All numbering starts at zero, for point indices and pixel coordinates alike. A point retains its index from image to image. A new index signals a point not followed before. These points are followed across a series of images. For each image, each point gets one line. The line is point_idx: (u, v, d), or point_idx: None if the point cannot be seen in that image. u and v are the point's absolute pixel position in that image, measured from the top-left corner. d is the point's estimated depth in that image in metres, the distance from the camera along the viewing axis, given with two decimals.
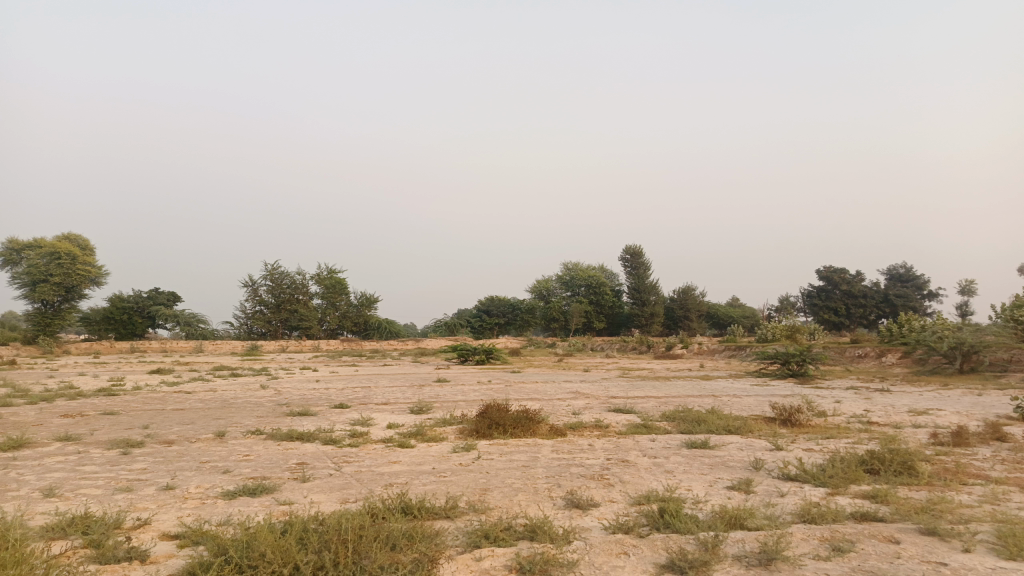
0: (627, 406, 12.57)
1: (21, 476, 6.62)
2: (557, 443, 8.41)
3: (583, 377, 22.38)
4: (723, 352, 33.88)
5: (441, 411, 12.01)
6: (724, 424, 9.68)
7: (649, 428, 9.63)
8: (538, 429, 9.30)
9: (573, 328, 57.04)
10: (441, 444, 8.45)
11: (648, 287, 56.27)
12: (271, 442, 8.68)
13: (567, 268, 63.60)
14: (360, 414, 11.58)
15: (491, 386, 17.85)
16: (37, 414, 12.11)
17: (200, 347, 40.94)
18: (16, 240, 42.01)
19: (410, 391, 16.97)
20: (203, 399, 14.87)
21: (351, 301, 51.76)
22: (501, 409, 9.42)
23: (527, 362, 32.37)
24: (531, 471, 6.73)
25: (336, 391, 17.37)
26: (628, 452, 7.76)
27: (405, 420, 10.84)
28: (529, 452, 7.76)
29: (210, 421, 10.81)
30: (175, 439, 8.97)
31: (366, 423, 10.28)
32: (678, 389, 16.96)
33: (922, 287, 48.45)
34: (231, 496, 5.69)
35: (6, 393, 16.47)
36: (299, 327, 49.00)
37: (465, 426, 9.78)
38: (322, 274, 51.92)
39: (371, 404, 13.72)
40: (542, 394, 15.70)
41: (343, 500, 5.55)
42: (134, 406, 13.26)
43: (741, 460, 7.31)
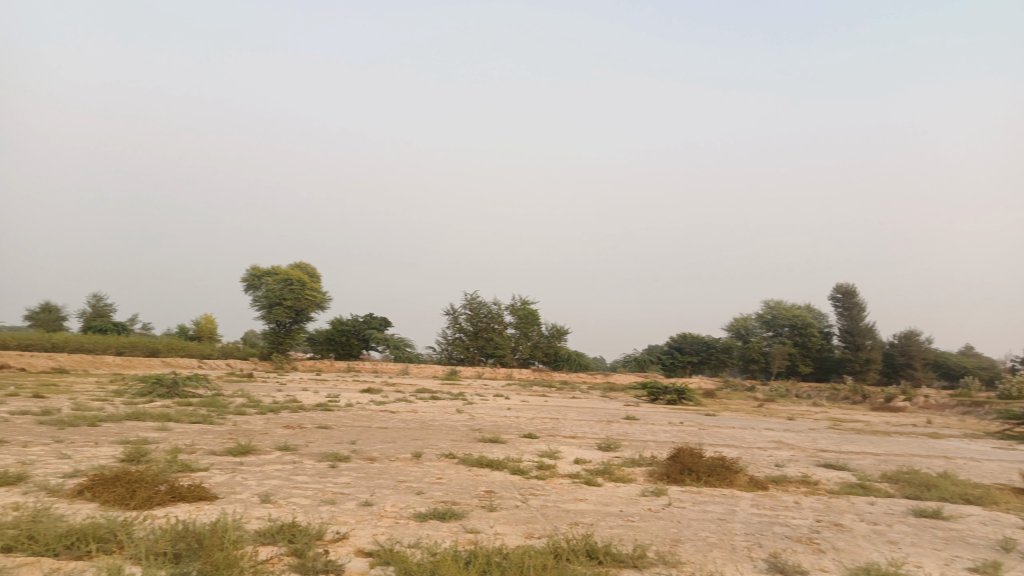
0: (838, 461, 11.36)
1: (246, 481, 7.33)
2: (757, 496, 7.74)
3: (786, 425, 20.73)
4: (955, 407, 29.94)
5: (631, 450, 11.65)
6: (960, 492, 8.35)
7: (867, 489, 8.57)
8: (735, 478, 8.64)
9: (775, 371, 53.31)
10: (630, 485, 8.12)
11: (863, 330, 51.97)
12: (462, 467, 8.90)
13: (769, 305, 59.90)
14: (548, 446, 11.55)
15: (683, 428, 17.09)
16: (265, 423, 13.50)
17: (405, 369, 43.86)
18: (259, 267, 48.03)
19: (599, 426, 16.73)
20: (404, 420, 15.75)
21: (544, 332, 52.72)
22: (695, 454, 8.89)
23: (722, 404, 30.76)
24: (728, 525, 6.20)
25: (526, 420, 17.61)
26: (841, 514, 6.91)
27: (594, 457, 10.63)
28: (725, 503, 7.19)
29: (408, 441, 11.36)
30: (376, 456, 9.50)
31: (554, 456, 10.23)
32: (900, 447, 15.07)
33: None
34: (421, 519, 5.83)
35: (242, 402, 18.65)
36: (494, 355, 50.77)
37: (656, 468, 9.35)
38: (517, 304, 53.57)
39: (560, 436, 13.67)
40: (739, 441, 14.71)
41: (527, 536, 5.45)
42: (345, 422, 14.35)
43: (986, 538, 6.21)
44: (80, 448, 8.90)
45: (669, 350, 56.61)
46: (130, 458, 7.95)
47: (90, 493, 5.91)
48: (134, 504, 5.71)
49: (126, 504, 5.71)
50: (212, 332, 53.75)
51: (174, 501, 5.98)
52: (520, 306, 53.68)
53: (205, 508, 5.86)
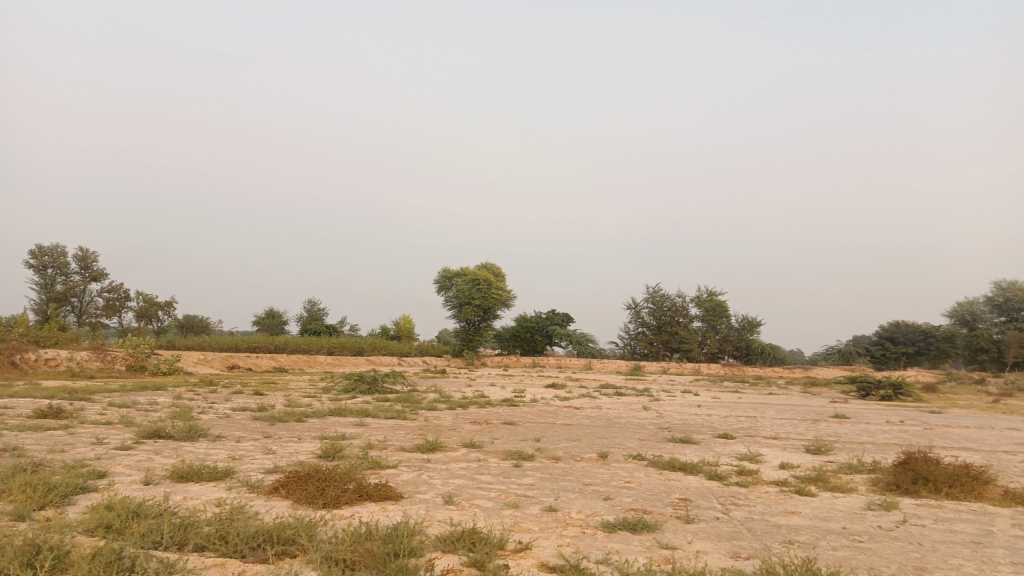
0: None
1: (430, 480, 7.26)
2: (1018, 514, 6.35)
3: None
4: None
5: (845, 453, 10.31)
6: None
7: None
8: (986, 491, 7.21)
9: (1012, 361, 46.59)
10: (851, 496, 7.02)
11: None
12: (653, 470, 8.26)
13: (1003, 287, 52.17)
14: (748, 448, 10.53)
15: (905, 428, 15.05)
16: (453, 420, 13.72)
17: (589, 364, 43.59)
18: (448, 269, 50.21)
19: (803, 425, 15.20)
20: (590, 416, 15.34)
21: (732, 323, 50.04)
22: (930, 461, 7.55)
23: (948, 399, 27.13)
24: (987, 552, 5.03)
25: (719, 418, 16.45)
26: None
27: (802, 461, 9.50)
28: (978, 523, 5.94)
29: (594, 439, 10.90)
30: (562, 455, 9.14)
31: (757, 460, 9.24)
32: None
33: None
34: (610, 529, 5.32)
35: (434, 398, 19.31)
36: (679, 349, 49.02)
37: (879, 476, 8.10)
38: (703, 295, 51.22)
39: (759, 436, 12.51)
40: (979, 443, 12.61)
41: (732, 555, 4.75)
42: (531, 419, 14.19)
43: None
44: (284, 444, 9.44)
45: (878, 341, 51.31)
46: (326, 455, 8.22)
47: (284, 491, 6.08)
48: (322, 503, 5.77)
49: (316, 502, 5.79)
50: (409, 333, 57.13)
51: (360, 501, 5.98)
52: (706, 297, 51.48)
53: (388, 509, 5.77)
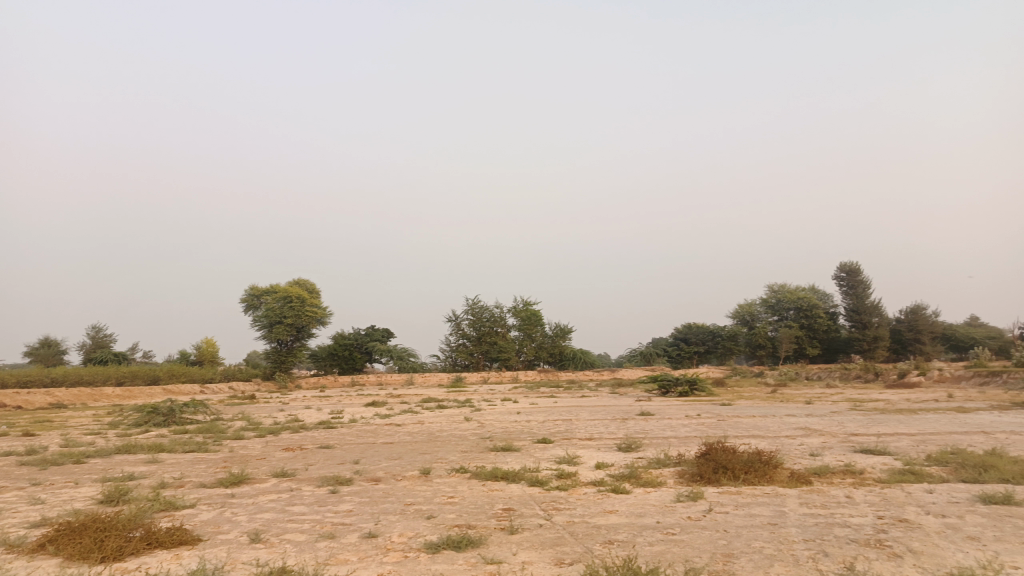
0: (875, 446, 10.58)
1: (234, 517, 6.58)
2: (803, 493, 6.98)
3: (807, 409, 19.97)
4: (973, 381, 29.67)
5: (653, 449, 10.90)
6: (1019, 472, 7.62)
7: (919, 475, 7.79)
8: (775, 474, 7.88)
9: (784, 355, 52.73)
10: (662, 490, 7.36)
11: (869, 308, 50.69)
12: (476, 482, 8.15)
13: (774, 290, 59.12)
14: (566, 452, 10.80)
15: (703, 421, 16.31)
16: (264, 447, 12.75)
17: (410, 379, 43.06)
18: (257, 287, 47.35)
19: (615, 425, 15.98)
20: (411, 432, 15.01)
21: (547, 331, 52.14)
22: (728, 450, 8.14)
23: (735, 392, 30.03)
24: (782, 532, 5.43)
25: (538, 424, 16.83)
26: (902, 508, 6.15)
27: (616, 459, 9.88)
28: (771, 505, 6.43)
29: (415, 456, 10.61)
30: (382, 475, 8.76)
31: (575, 462, 9.48)
32: (934, 425, 14.26)
33: None
34: (434, 549, 5.09)
35: (241, 425, 17.92)
36: (498, 359, 49.99)
37: (685, 468, 8.61)
38: (519, 306, 52.93)
39: (576, 439, 12.90)
40: (765, 430, 13.94)
41: (557, 562, 4.71)
42: (349, 440, 13.57)
43: None
44: (56, 490, 8.16)
45: (675, 342, 55.98)
46: (109, 499, 7.20)
47: (52, 548, 5.18)
48: (100, 558, 4.97)
49: (93, 557, 4.99)
50: (213, 356, 53.01)
51: (149, 550, 5.25)
52: (523, 307, 53.07)
53: (184, 556, 5.11)
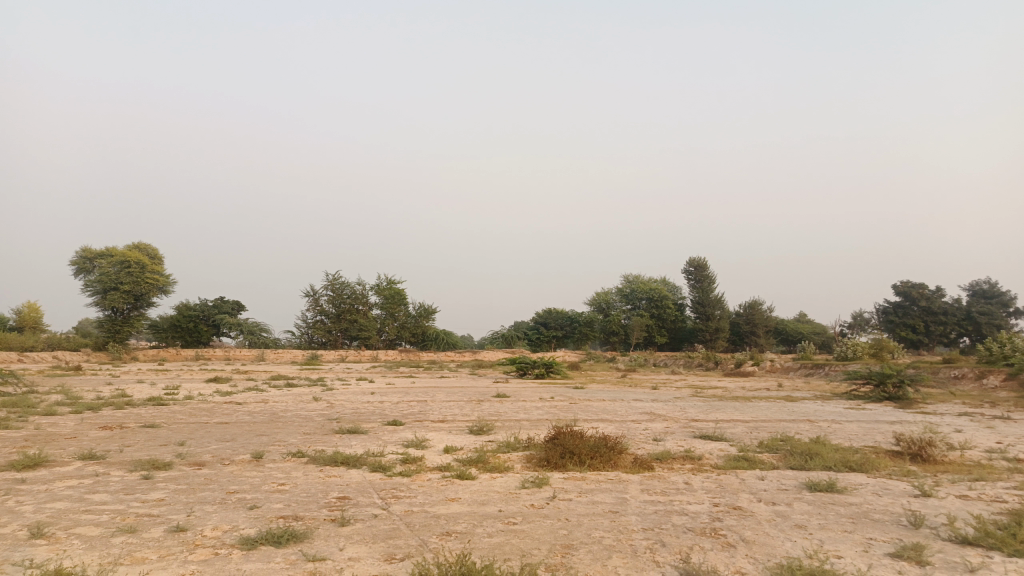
0: (714, 431, 11.03)
1: (15, 507, 5.66)
2: (645, 479, 7.03)
3: (654, 394, 20.81)
4: (798, 372, 32.33)
5: (504, 432, 10.74)
6: (840, 459, 8.12)
7: (751, 462, 8.10)
8: (619, 460, 7.92)
9: (635, 342, 55.14)
10: (507, 475, 7.16)
11: (714, 301, 53.78)
12: (312, 468, 7.59)
13: (630, 280, 61.73)
14: (414, 434, 10.42)
15: (556, 404, 16.46)
16: (75, 426, 11.36)
17: (261, 355, 40.89)
18: (90, 249, 43.05)
19: (469, 407, 15.76)
20: (252, 412, 14.01)
21: (410, 311, 51.48)
22: (576, 435, 8.08)
23: (588, 377, 30.90)
24: (623, 520, 5.36)
25: (391, 405, 16.30)
26: (736, 495, 6.29)
27: (465, 443, 9.62)
28: (614, 491, 6.39)
29: (251, 438, 9.81)
30: (207, 460, 7.96)
31: (422, 446, 9.11)
32: (766, 413, 15.16)
33: (1007, 303, 52.19)
34: (250, 544, 4.55)
35: (56, 400, 16.04)
36: (358, 337, 48.74)
37: (533, 452, 8.48)
38: (382, 283, 51.76)
39: (427, 421, 12.54)
40: (614, 414, 14.24)
41: (387, 558, 4.33)
42: (179, 419, 12.41)
43: (888, 513, 5.59)
44: None
45: (535, 326, 57.21)
46: None
47: None
48: None
49: None
50: (36, 323, 47.82)
51: None
52: (385, 285, 51.94)
53: None
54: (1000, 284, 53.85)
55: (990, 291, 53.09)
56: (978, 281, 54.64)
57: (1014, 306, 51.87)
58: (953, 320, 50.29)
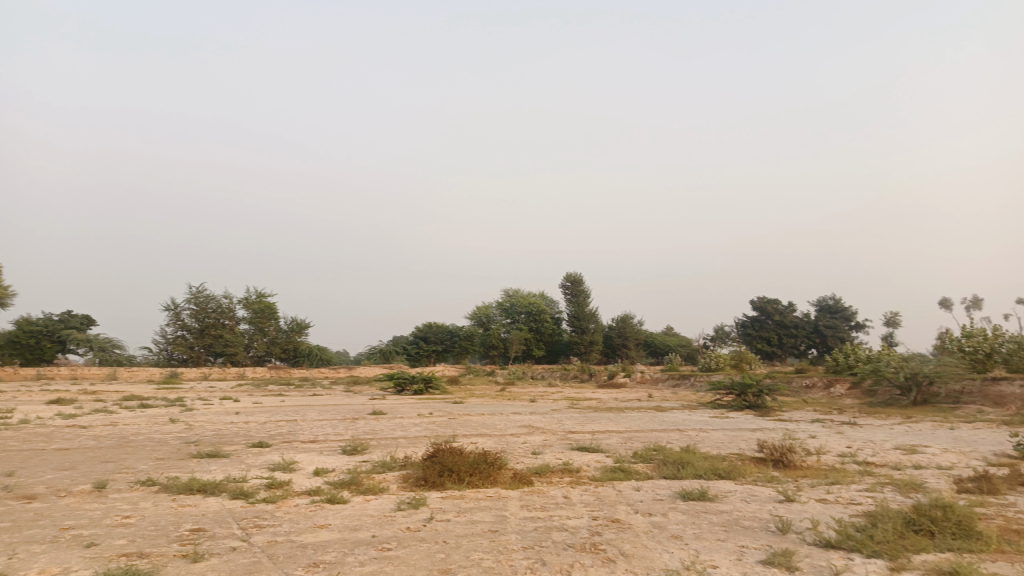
0: (590, 443, 11.13)
1: None
2: (524, 495, 6.90)
3: (531, 407, 20.91)
4: (667, 383, 33.71)
5: (379, 451, 10.32)
6: (710, 467, 8.37)
7: (627, 472, 8.18)
8: (498, 476, 7.76)
9: (513, 355, 55.64)
10: (382, 497, 6.81)
11: (588, 315, 55.19)
12: (164, 497, 6.89)
13: (509, 294, 62.35)
14: (281, 456, 9.79)
15: (434, 420, 16.13)
16: None
17: (113, 374, 37.67)
18: None
19: (342, 425, 15.11)
20: (98, 436, 12.72)
21: (281, 326, 49.31)
22: (454, 452, 7.83)
23: (466, 391, 30.71)
24: (503, 540, 5.18)
25: (258, 425, 15.35)
26: (614, 508, 6.28)
27: (337, 464, 9.12)
28: (493, 509, 6.21)
29: (94, 466, 8.84)
30: (38, 492, 7.05)
31: (290, 469, 8.54)
32: (639, 423, 15.57)
33: (848, 317, 57.08)
34: None
35: None
36: (223, 353, 46.14)
37: (409, 471, 8.15)
38: (251, 297, 49.27)
39: (297, 442, 11.86)
40: (492, 429, 14.11)
41: None
42: (8, 446, 11.03)
43: (757, 519, 5.76)
44: None
45: (413, 340, 56.46)
46: None
47: None
48: None
49: None
50: None
51: None
52: (254, 298, 49.48)
53: None
54: (842, 300, 58.89)
55: (834, 306, 57.90)
56: (824, 298, 59.48)
57: (854, 320, 56.85)
58: (803, 332, 54.44)
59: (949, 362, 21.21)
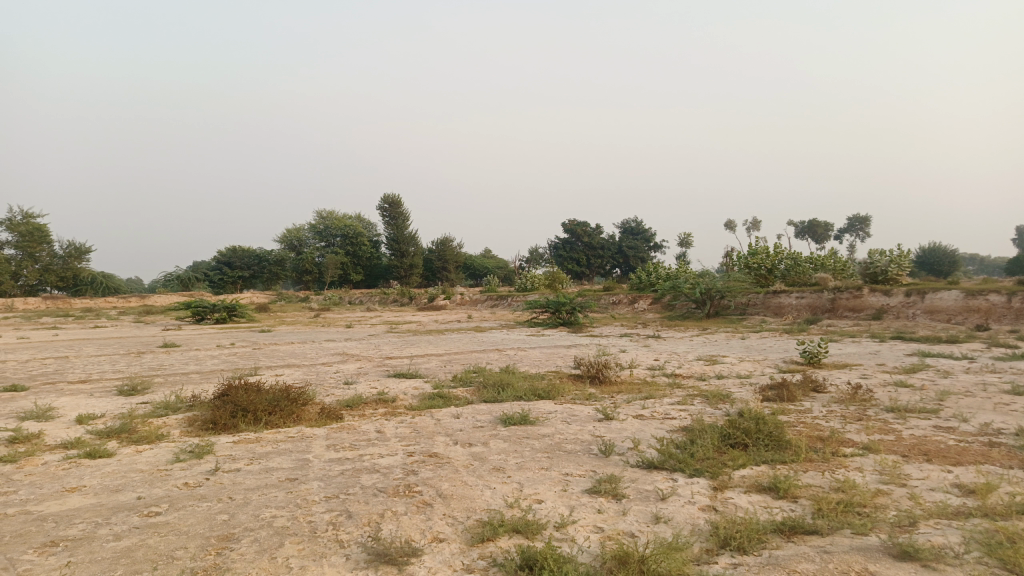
0: (407, 369, 10.55)
1: None
2: (333, 432, 6.18)
3: (347, 333, 19.95)
4: (485, 303, 34.11)
5: (164, 390, 9.01)
6: (530, 388, 8.13)
7: (446, 398, 7.72)
8: (302, 413, 6.95)
9: (329, 280, 53.58)
10: (160, 446, 5.77)
11: (407, 238, 53.94)
12: None
13: (322, 216, 59.54)
14: (37, 402, 8.17)
15: (237, 352, 14.73)
16: None
17: None
18: None
19: (126, 361, 13.30)
20: None
21: (56, 251, 43.44)
22: (251, 390, 6.87)
23: (277, 318, 28.95)
24: (304, 490, 4.46)
25: (18, 365, 13.07)
26: (431, 440, 5.76)
27: (108, 408, 7.75)
28: (295, 453, 5.45)
29: None
30: None
31: (45, 417, 7.05)
32: (457, 345, 15.30)
33: (649, 238, 61.06)
34: None
35: None
36: None
37: (197, 413, 7.08)
38: (15, 218, 42.66)
39: (64, 383, 10.10)
40: (301, 358, 13.09)
41: None
42: None
43: (580, 442, 5.53)
44: None
45: (217, 266, 52.21)
46: None
47: None
48: None
49: None
50: None
51: None
52: (20, 220, 42.89)
53: None
54: (644, 222, 62.73)
55: (637, 228, 61.61)
56: (628, 220, 63.03)
57: (654, 241, 60.86)
58: (609, 253, 57.51)
59: (738, 277, 23.12)
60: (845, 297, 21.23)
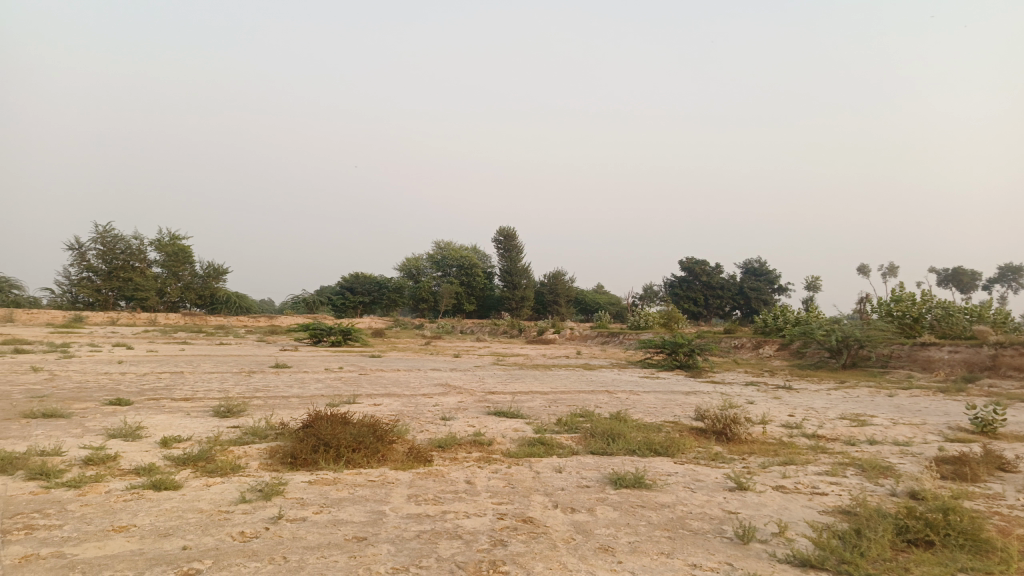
0: (509, 407, 9.74)
1: None
2: (418, 479, 5.43)
3: (453, 363, 19.48)
4: (596, 340, 32.98)
5: (257, 414, 8.63)
6: (645, 441, 7.10)
7: (548, 446, 6.83)
8: (388, 452, 6.27)
9: (443, 309, 54.11)
10: (232, 481, 5.23)
11: (521, 271, 53.74)
12: None
13: (440, 247, 60.66)
14: (132, 419, 7.96)
15: (342, 376, 14.50)
16: None
17: (10, 316, 34.31)
18: None
19: (235, 380, 13.28)
20: None
21: (196, 271, 46.25)
22: (337, 423, 6.28)
23: (388, 344, 29.12)
24: (371, 557, 3.69)
25: (137, 378, 13.33)
26: (528, 499, 4.88)
27: (197, 430, 7.41)
28: (372, 503, 4.72)
29: None
30: None
31: (131, 437, 6.76)
32: (565, 383, 14.36)
33: (772, 281, 57.80)
34: None
35: None
36: (133, 298, 42.56)
37: (280, 444, 6.54)
38: (164, 239, 45.90)
39: (168, 400, 10.00)
40: (402, 387, 12.58)
41: None
42: None
43: (709, 518, 4.49)
44: None
45: (339, 291, 53.99)
46: None
47: None
48: None
49: None
50: None
51: None
52: (167, 241, 46.12)
53: None
54: (767, 263, 59.53)
55: (760, 268, 58.50)
56: (751, 260, 60.03)
57: (778, 283, 57.57)
58: (728, 294, 54.83)
59: (880, 326, 20.82)
60: (1009, 354, 18.54)
